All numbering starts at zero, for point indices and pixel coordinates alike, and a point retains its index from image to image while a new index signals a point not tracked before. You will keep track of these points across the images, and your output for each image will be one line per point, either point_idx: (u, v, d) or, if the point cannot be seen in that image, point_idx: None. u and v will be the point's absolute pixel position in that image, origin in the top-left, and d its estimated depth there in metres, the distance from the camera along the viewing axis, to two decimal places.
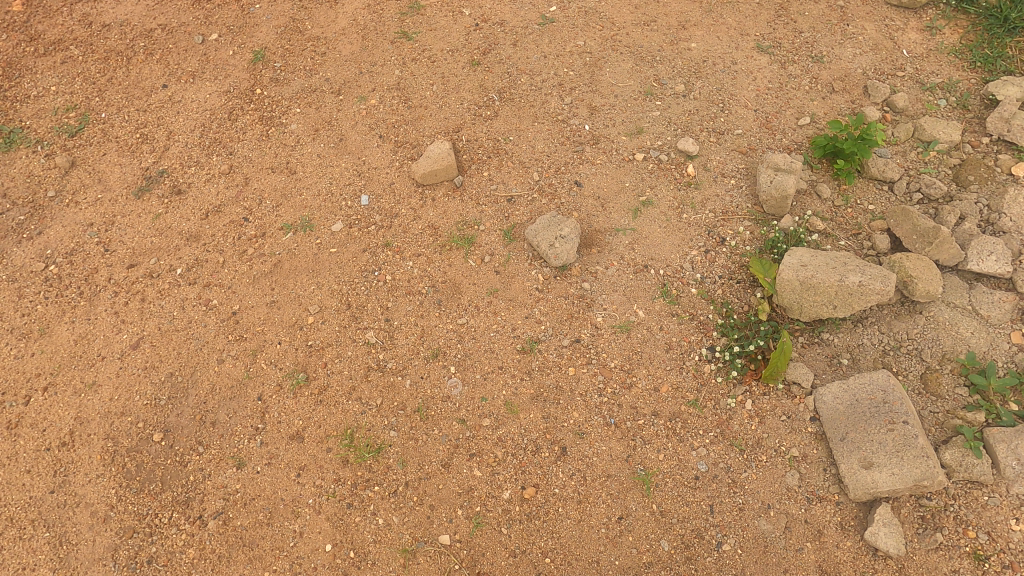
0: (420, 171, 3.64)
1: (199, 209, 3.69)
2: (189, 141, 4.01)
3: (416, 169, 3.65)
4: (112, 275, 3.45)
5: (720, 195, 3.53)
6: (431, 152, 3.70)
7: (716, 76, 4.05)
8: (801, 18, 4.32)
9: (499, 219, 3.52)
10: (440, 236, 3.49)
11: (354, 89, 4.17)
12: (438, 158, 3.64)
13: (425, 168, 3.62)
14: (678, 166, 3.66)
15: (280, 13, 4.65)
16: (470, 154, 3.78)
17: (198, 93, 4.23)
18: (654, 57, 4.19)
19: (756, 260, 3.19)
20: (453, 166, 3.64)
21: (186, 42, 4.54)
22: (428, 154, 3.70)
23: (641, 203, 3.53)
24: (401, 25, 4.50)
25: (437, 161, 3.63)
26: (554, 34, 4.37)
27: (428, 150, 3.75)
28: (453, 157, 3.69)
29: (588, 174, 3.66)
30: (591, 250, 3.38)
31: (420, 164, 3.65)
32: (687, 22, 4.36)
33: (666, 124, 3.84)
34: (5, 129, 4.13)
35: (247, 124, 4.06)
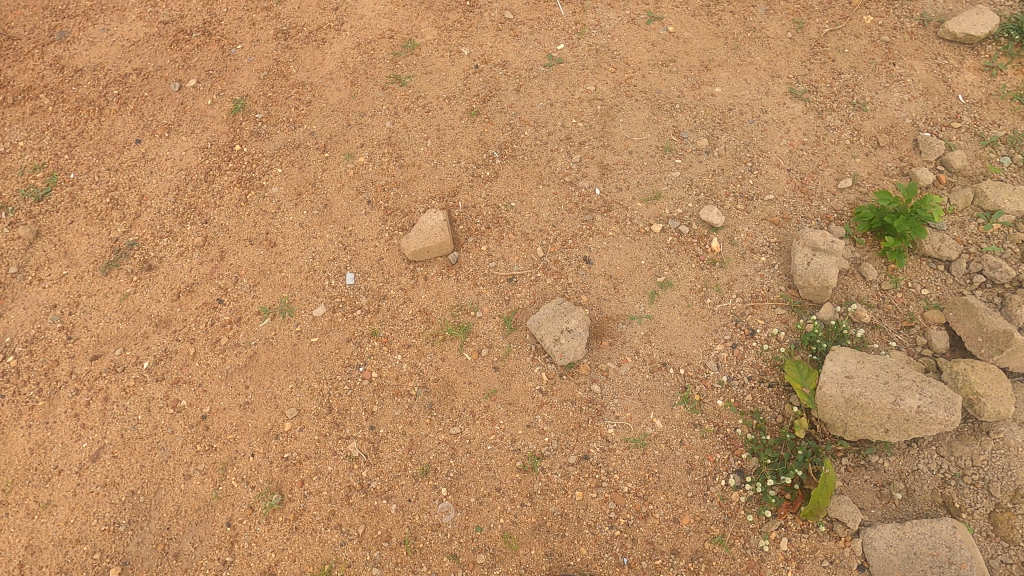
0: (410, 246, 3.27)
1: (169, 288, 3.37)
2: (162, 207, 3.67)
3: (406, 244, 3.28)
4: (75, 368, 3.15)
5: (748, 275, 3.10)
6: (423, 223, 3.32)
7: (743, 128, 3.60)
8: (840, 56, 3.84)
9: (499, 304, 3.14)
10: (432, 323, 3.12)
11: (340, 144, 3.79)
12: (429, 232, 3.26)
13: (416, 243, 3.25)
14: (701, 239, 3.23)
15: (263, 54, 4.27)
16: (467, 224, 3.40)
17: (173, 150, 3.90)
18: (673, 104, 3.75)
19: (791, 363, 2.73)
20: (447, 241, 3.26)
21: (162, 90, 4.19)
22: (419, 226, 3.32)
23: (659, 285, 3.12)
24: (394, 68, 4.10)
25: (429, 236, 3.26)
26: (562, 77, 3.94)
27: (420, 220, 3.37)
28: (447, 229, 3.30)
29: (598, 248, 3.26)
30: (602, 343, 2.99)
31: (410, 239, 3.28)
32: (711, 62, 3.90)
33: (687, 187, 3.41)
34: None
35: (224, 186, 3.71)
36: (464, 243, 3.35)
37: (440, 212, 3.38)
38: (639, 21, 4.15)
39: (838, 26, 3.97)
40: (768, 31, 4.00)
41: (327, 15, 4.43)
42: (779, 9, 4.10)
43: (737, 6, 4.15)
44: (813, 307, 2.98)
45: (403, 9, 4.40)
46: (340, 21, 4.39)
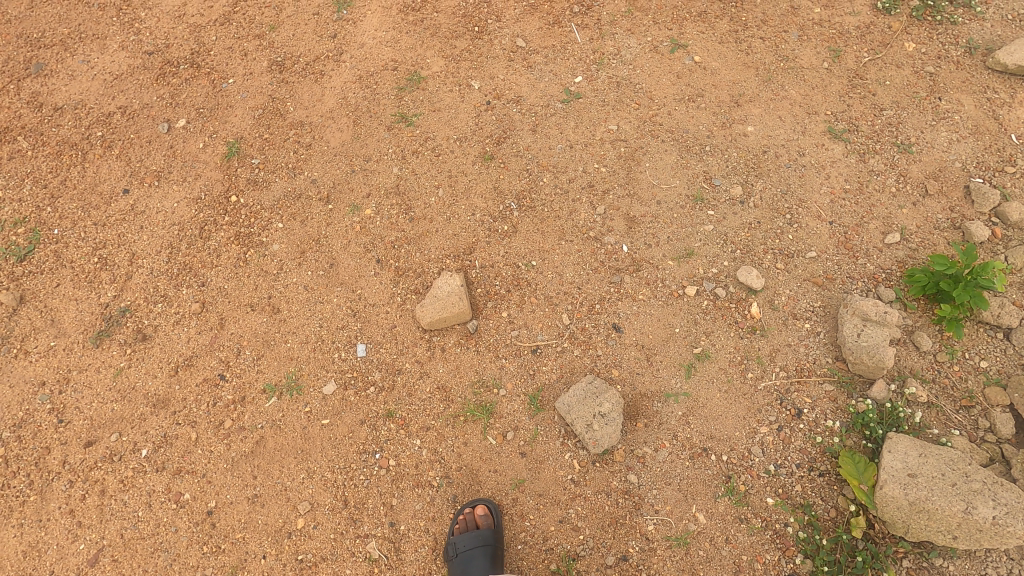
0: (426, 315, 3.02)
1: (166, 362, 3.13)
2: (155, 267, 3.40)
3: (421, 312, 3.03)
4: (68, 457, 2.92)
5: (792, 345, 2.88)
6: (438, 288, 3.07)
7: (780, 173, 3.33)
8: (881, 89, 3.56)
9: (523, 379, 2.92)
10: (452, 402, 2.89)
11: (345, 194, 3.51)
12: (446, 300, 3.02)
13: (432, 312, 3.01)
14: (739, 303, 3.00)
15: (257, 89, 3.96)
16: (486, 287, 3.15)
17: (164, 201, 3.61)
18: (703, 146, 3.47)
19: (845, 455, 2.54)
20: (465, 308, 3.01)
21: (149, 131, 3.88)
22: (434, 291, 3.07)
23: (695, 356, 2.90)
24: (399, 104, 3.80)
25: (446, 304, 3.01)
26: (581, 115, 3.65)
27: (435, 284, 3.12)
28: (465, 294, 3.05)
29: (628, 315, 3.03)
30: (637, 424, 2.78)
31: (426, 306, 3.03)
32: (742, 96, 3.61)
33: (722, 243, 3.16)
34: None
35: (221, 243, 3.44)
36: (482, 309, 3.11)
37: (457, 274, 3.13)
38: (662, 49, 3.84)
39: (878, 54, 3.68)
40: (802, 60, 3.70)
41: (325, 44, 4.11)
42: (813, 34, 3.79)
43: (767, 31, 3.84)
44: (864, 382, 2.76)
45: (406, 36, 4.08)
46: (338, 50, 4.06)
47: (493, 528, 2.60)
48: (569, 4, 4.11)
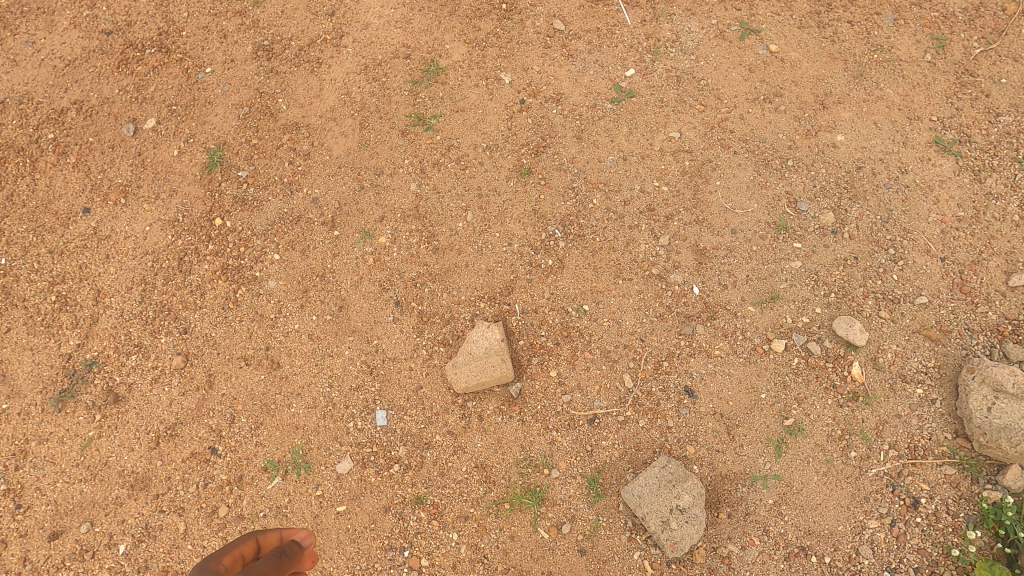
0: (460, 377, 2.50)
1: (144, 431, 2.59)
2: (126, 308, 2.82)
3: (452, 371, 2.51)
4: (29, 552, 2.44)
5: (903, 416, 2.40)
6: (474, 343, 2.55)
7: (878, 196, 2.77)
8: (996, 88, 2.96)
9: (578, 457, 2.43)
10: (494, 485, 2.41)
11: (353, 217, 2.94)
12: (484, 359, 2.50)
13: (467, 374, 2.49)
14: (837, 362, 2.49)
15: (242, 81, 3.28)
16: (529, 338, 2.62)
17: (133, 224, 2.99)
18: (784, 159, 2.89)
19: (980, 566, 2.11)
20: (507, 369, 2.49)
21: (112, 133, 3.21)
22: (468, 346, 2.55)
23: (785, 429, 2.42)
24: (414, 103, 3.16)
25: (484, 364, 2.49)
26: (635, 118, 3.04)
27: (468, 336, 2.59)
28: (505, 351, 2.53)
29: (703, 375, 2.52)
30: (719, 515, 2.32)
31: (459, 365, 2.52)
32: (828, 97, 3.01)
33: (812, 284, 2.63)
34: None
35: (205, 278, 2.85)
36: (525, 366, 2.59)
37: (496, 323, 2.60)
38: (730, 34, 3.19)
39: (990, 44, 3.07)
40: (900, 51, 3.08)
41: (321, 23, 3.40)
42: (911, 17, 3.15)
43: (856, 13, 3.19)
44: (991, 465, 2.30)
45: (420, 14, 3.38)
46: (338, 32, 3.37)
47: None
48: None
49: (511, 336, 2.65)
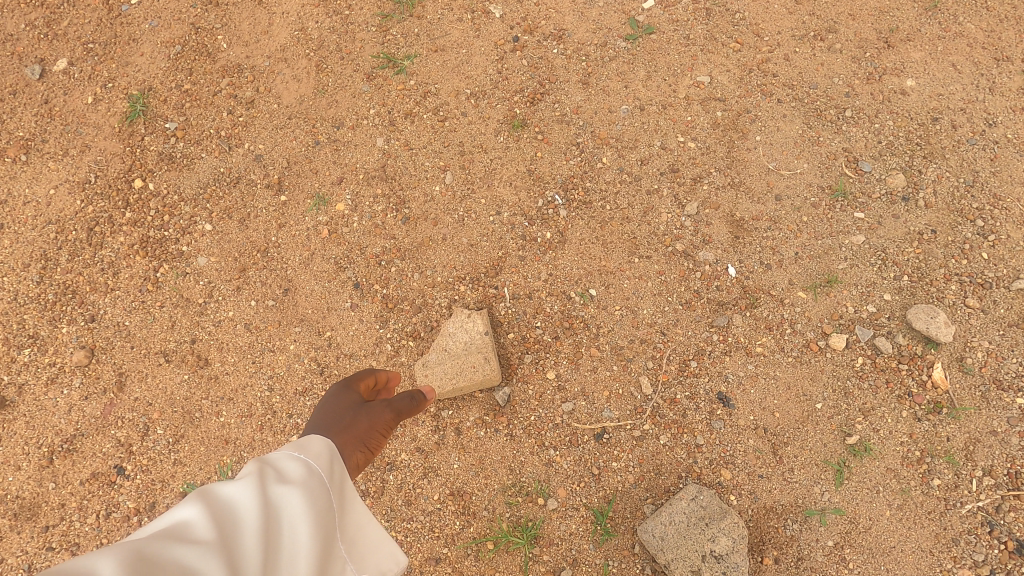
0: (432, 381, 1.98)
1: (36, 445, 2.07)
2: (20, 291, 2.27)
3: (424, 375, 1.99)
4: None
5: (1000, 434, 1.87)
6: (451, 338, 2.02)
7: (960, 154, 2.21)
8: None
9: (582, 483, 1.91)
10: (473, 518, 1.91)
11: (305, 179, 2.37)
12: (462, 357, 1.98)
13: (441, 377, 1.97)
14: (914, 363, 1.95)
15: (173, 13, 2.66)
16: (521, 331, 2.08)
17: (35, 187, 2.43)
18: (841, 109, 2.32)
19: None
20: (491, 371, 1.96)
21: (14, 77, 2.63)
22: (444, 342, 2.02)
23: (847, 450, 1.88)
24: (383, 40, 2.57)
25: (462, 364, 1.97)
26: (655, 59, 2.46)
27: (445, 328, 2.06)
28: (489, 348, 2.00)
29: (741, 379, 1.99)
30: (761, 560, 1.81)
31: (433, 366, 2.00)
32: (895, 33, 2.42)
33: (879, 264, 2.08)
34: None
35: (120, 254, 2.30)
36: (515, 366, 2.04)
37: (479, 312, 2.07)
38: None
39: None
40: None
41: None
42: None
43: None
44: None
45: None
46: None
47: None
48: None
49: (498, 328, 2.11)
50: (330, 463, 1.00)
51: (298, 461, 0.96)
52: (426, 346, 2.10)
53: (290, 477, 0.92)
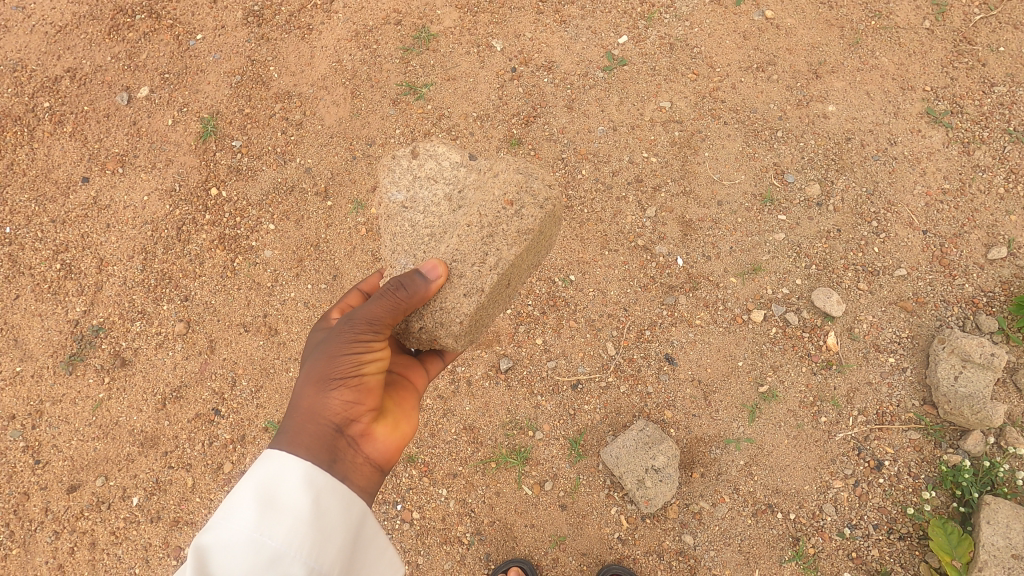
0: (449, 310, 1.79)
1: (151, 393, 2.75)
2: (129, 277, 2.93)
3: (393, 364, 1.98)
4: (50, 503, 2.61)
5: (873, 384, 2.49)
6: (435, 225, 1.92)
7: (864, 169, 2.81)
8: (994, 57, 2.96)
9: (561, 420, 2.56)
10: (481, 446, 2.56)
11: (346, 187, 2.98)
12: (492, 222, 1.82)
13: (476, 273, 1.78)
14: (813, 332, 2.58)
15: (233, 49, 3.29)
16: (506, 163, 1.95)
17: (132, 193, 3.08)
18: (773, 130, 2.91)
19: (935, 524, 2.22)
20: (542, 212, 1.86)
21: (106, 102, 3.26)
22: (431, 225, 1.92)
23: (759, 396, 2.53)
24: (405, 70, 3.15)
25: (498, 224, 1.82)
26: (627, 87, 3.03)
27: (409, 221, 1.96)
28: (516, 183, 1.87)
29: (683, 343, 2.62)
30: (692, 475, 2.44)
31: (402, 351, 2.06)
32: (822, 66, 3.01)
33: (794, 256, 2.69)
34: None
35: (203, 248, 2.95)
36: (549, 194, 1.87)
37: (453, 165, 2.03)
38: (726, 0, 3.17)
39: (992, 10, 3.04)
40: (898, 17, 3.07)
41: None
42: None
43: None
44: (955, 430, 2.40)
45: None
46: None
47: None
48: None
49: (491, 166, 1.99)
50: (315, 504, 1.37)
51: (278, 531, 1.29)
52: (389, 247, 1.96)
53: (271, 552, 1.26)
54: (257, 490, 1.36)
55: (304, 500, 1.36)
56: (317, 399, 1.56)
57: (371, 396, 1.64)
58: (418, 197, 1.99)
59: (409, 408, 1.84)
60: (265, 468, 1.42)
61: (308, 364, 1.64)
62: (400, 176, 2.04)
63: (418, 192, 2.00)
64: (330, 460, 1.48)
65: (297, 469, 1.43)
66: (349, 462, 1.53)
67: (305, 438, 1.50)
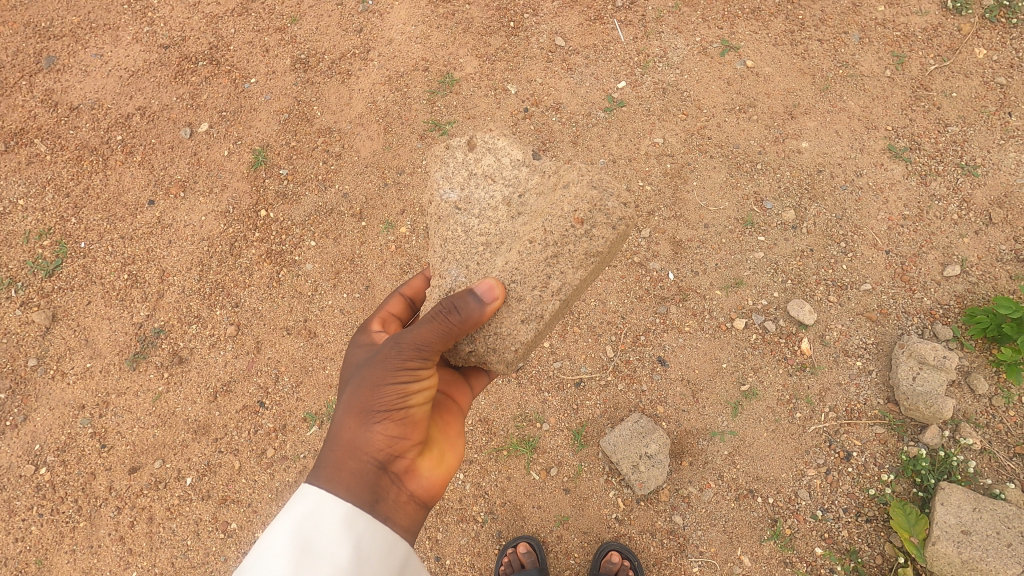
0: (506, 337, 1.94)
1: (205, 387, 3.12)
2: (187, 286, 3.35)
3: (441, 383, 2.14)
4: (114, 482, 2.97)
5: (843, 384, 2.82)
6: (490, 233, 2.07)
7: (834, 196, 3.20)
8: (947, 101, 3.38)
9: (566, 414, 2.89)
10: (494, 436, 2.89)
11: (379, 210, 3.40)
12: (560, 241, 1.95)
13: (537, 297, 1.93)
14: (789, 338, 2.92)
15: (282, 90, 3.79)
16: (574, 179, 2.04)
17: (191, 214, 3.52)
18: (753, 163, 3.31)
19: (896, 505, 2.51)
20: (614, 232, 1.97)
21: (171, 136, 3.75)
22: (487, 235, 2.06)
23: (741, 394, 2.85)
24: (431, 110, 3.61)
25: (566, 242, 1.95)
26: (625, 125, 3.47)
27: (464, 227, 2.10)
28: (590, 200, 1.98)
29: (674, 347, 2.96)
30: (682, 463, 2.76)
31: (449, 367, 2.20)
32: (796, 107, 3.44)
33: (772, 272, 3.05)
34: (35, 259, 3.48)
35: (252, 261, 3.36)
36: (624, 214, 1.98)
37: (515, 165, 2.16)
38: (712, 51, 3.64)
39: (944, 61, 3.49)
40: (862, 67, 3.52)
41: (350, 39, 3.90)
42: (875, 36, 3.60)
43: (825, 32, 3.64)
44: (916, 425, 2.71)
45: (437, 31, 3.84)
46: (366, 46, 3.86)
47: (539, 567, 2.64)
48: None
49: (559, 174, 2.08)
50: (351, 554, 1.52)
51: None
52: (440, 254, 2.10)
53: None
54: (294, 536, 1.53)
55: (339, 548, 1.52)
56: (358, 435, 1.66)
57: (416, 431, 1.74)
58: (474, 199, 2.12)
59: (452, 439, 1.99)
60: (304, 510, 1.58)
61: (350, 392, 1.72)
62: (454, 173, 2.16)
63: (474, 192, 2.13)
64: (372, 502, 1.62)
65: (334, 512, 1.58)
66: (392, 500, 1.68)
67: (346, 476, 1.63)
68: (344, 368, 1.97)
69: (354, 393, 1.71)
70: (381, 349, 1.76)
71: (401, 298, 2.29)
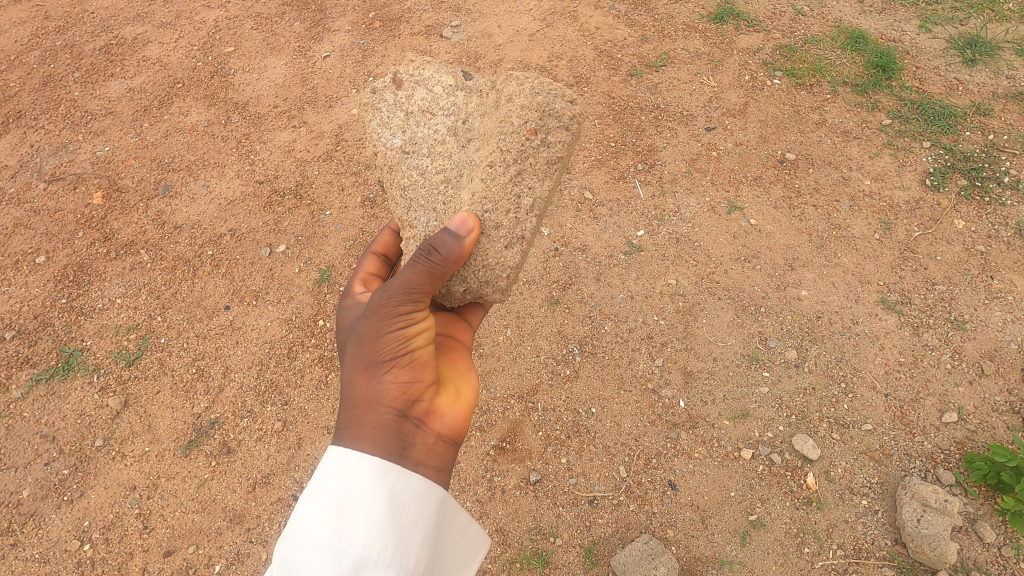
0: (494, 267, 2.29)
1: (246, 478, 3.39)
2: (245, 383, 3.76)
3: (439, 328, 2.40)
4: (148, 564, 3.15)
5: (849, 522, 2.91)
6: (446, 168, 2.44)
7: (833, 340, 3.51)
8: (933, 263, 3.80)
9: (579, 529, 3.02)
10: (509, 546, 3.02)
11: None
12: (520, 158, 2.24)
13: (515, 221, 2.26)
14: (795, 471, 3.07)
15: (350, 222, 4.49)
16: (515, 90, 2.28)
17: (260, 319, 4.05)
18: (757, 306, 3.70)
19: None
20: (568, 132, 2.27)
21: (253, 254, 4.41)
22: (444, 171, 2.44)
23: (750, 525, 2.95)
24: None
25: (527, 157, 2.24)
26: (642, 267, 3.97)
27: (421, 169, 2.48)
28: (539, 108, 2.22)
29: (685, 472, 3.14)
30: None
31: (439, 309, 2.50)
32: (796, 261, 3.89)
33: (776, 406, 3.29)
34: (120, 349, 3.99)
35: (306, 364, 3.79)
36: (572, 113, 2.25)
37: (447, 96, 2.52)
38: (720, 209, 4.22)
39: (928, 229, 3.97)
40: (854, 230, 4.01)
41: None
42: (864, 206, 4.14)
43: (819, 199, 4.22)
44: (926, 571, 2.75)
45: None
46: None
47: None
48: (632, 162, 4.58)
49: (497, 94, 2.40)
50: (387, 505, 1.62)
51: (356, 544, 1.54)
52: (407, 204, 2.50)
53: (349, 554, 1.52)
54: (329, 495, 1.62)
55: (374, 498, 1.63)
56: (374, 391, 1.83)
57: (425, 371, 1.92)
58: (418, 139, 2.51)
59: (466, 373, 2.20)
60: (336, 468, 1.68)
61: (353, 352, 1.90)
62: (391, 118, 2.55)
63: (416, 132, 2.51)
64: (400, 450, 1.77)
65: (364, 468, 1.69)
66: (420, 445, 1.83)
67: (370, 431, 1.77)
68: (338, 336, 2.14)
69: (359, 354, 1.88)
70: (370, 304, 1.95)
71: (374, 259, 2.61)
